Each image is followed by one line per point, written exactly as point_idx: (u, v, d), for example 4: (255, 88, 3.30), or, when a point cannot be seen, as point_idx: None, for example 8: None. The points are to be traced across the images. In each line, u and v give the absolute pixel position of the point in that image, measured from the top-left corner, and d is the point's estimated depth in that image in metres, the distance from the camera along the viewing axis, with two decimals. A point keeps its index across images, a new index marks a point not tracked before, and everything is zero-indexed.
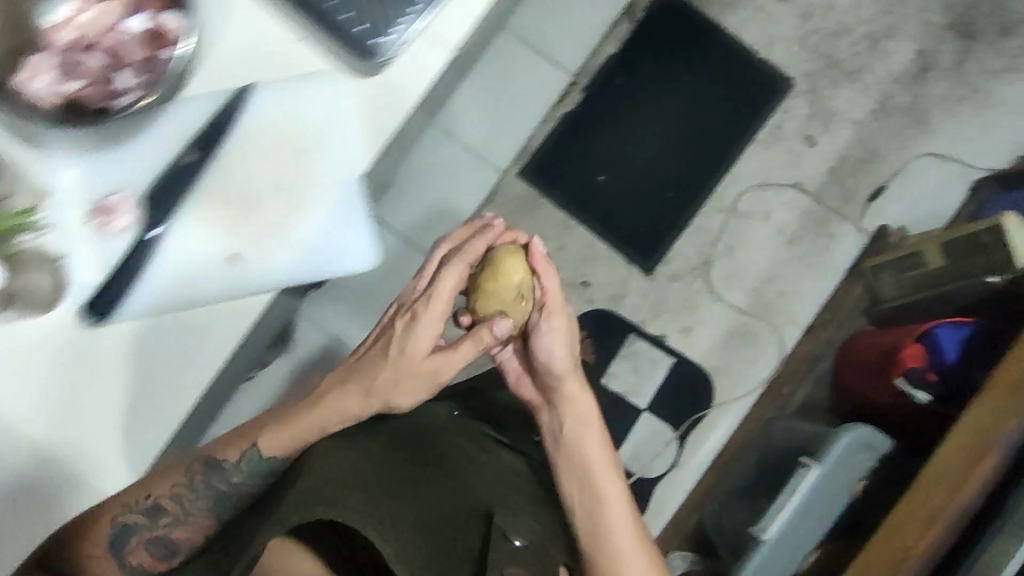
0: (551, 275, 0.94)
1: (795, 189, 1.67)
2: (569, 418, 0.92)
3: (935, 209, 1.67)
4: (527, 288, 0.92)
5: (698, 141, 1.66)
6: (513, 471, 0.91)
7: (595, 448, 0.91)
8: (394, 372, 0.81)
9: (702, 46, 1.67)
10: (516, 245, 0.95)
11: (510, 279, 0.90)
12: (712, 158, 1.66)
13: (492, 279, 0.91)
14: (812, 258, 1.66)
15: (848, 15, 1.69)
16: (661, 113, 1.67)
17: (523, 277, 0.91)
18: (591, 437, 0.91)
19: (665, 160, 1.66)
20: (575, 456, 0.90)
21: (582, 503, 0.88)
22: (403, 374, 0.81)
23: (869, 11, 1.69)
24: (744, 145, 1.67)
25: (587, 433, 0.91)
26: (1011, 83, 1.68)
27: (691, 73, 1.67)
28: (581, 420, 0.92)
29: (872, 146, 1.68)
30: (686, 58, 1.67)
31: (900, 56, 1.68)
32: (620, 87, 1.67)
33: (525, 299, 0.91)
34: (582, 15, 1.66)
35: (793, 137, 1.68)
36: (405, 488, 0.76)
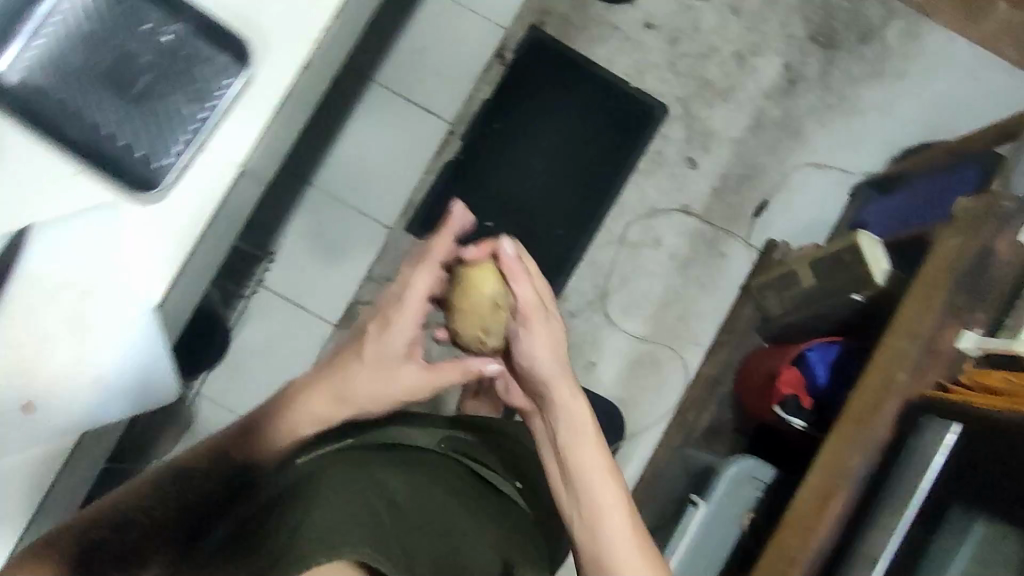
0: (525, 279, 0.92)
1: (682, 212, 1.69)
2: (561, 425, 0.90)
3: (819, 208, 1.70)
4: (499, 295, 0.92)
5: (583, 164, 1.66)
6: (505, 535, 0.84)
7: (590, 449, 0.88)
8: (373, 392, 0.88)
9: (563, 63, 1.67)
10: (490, 255, 0.93)
11: (482, 292, 0.92)
12: (592, 176, 1.66)
13: (465, 294, 0.93)
14: (706, 274, 1.68)
15: (713, 36, 1.71)
16: (540, 141, 1.65)
17: (497, 291, 0.92)
18: (582, 446, 0.88)
19: (551, 188, 1.65)
20: (578, 479, 0.86)
21: (580, 515, 0.85)
22: (388, 386, 0.88)
23: (732, 24, 1.71)
24: (621, 165, 1.68)
25: (575, 435, 0.89)
26: (873, 75, 1.74)
27: (563, 97, 1.67)
28: (570, 417, 0.90)
29: (751, 161, 1.70)
30: (552, 83, 1.67)
31: (765, 65, 1.71)
32: (502, 120, 1.65)
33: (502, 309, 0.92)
34: (450, 58, 1.66)
35: (675, 161, 1.69)
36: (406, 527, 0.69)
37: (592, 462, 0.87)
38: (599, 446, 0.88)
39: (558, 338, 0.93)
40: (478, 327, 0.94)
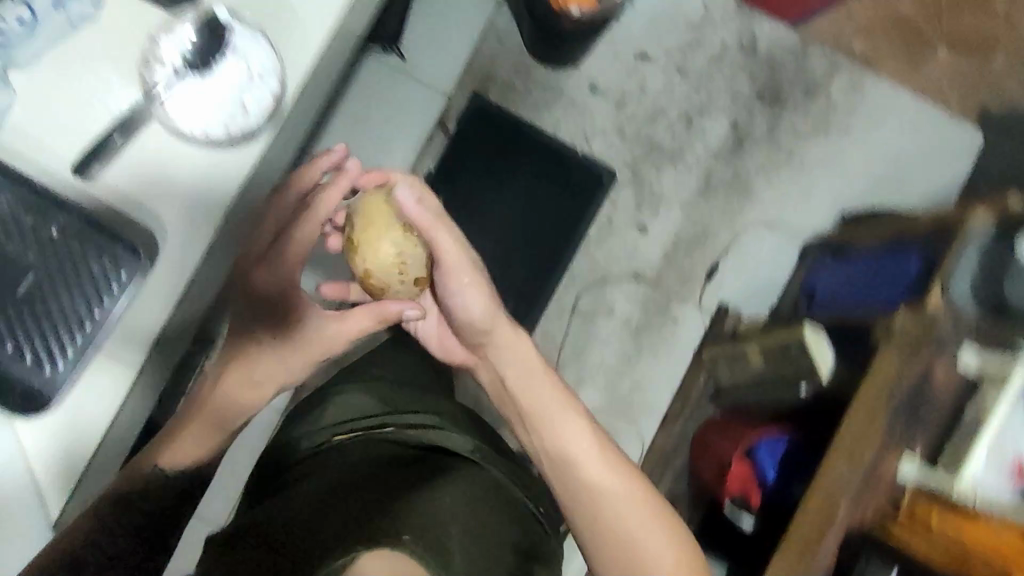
0: (443, 232, 0.94)
1: (634, 280, 1.67)
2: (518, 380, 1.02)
3: (771, 269, 1.69)
4: (409, 242, 0.92)
5: (530, 230, 1.62)
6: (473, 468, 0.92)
7: (542, 385, 1.01)
8: (281, 356, 0.95)
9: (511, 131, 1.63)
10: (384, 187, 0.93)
11: (386, 231, 0.91)
12: (541, 243, 1.62)
13: (367, 233, 0.92)
14: (662, 341, 1.66)
15: (660, 99, 1.69)
16: (489, 207, 1.60)
17: (395, 236, 0.91)
18: (534, 383, 1.01)
19: (502, 258, 1.59)
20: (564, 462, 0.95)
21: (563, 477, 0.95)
22: (297, 360, 0.95)
23: (677, 85, 1.69)
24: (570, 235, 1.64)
25: (540, 391, 1.00)
26: (818, 131, 1.73)
27: (512, 166, 1.62)
28: (514, 348, 1.03)
29: (701, 224, 1.69)
30: (501, 147, 1.63)
31: (713, 124, 1.70)
32: (450, 187, 1.59)
33: (412, 256, 0.91)
34: (396, 123, 1.52)
35: (626, 227, 1.67)
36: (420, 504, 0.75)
37: (561, 416, 0.98)
38: (573, 407, 0.99)
39: (482, 284, 1.00)
40: (385, 261, 0.91)
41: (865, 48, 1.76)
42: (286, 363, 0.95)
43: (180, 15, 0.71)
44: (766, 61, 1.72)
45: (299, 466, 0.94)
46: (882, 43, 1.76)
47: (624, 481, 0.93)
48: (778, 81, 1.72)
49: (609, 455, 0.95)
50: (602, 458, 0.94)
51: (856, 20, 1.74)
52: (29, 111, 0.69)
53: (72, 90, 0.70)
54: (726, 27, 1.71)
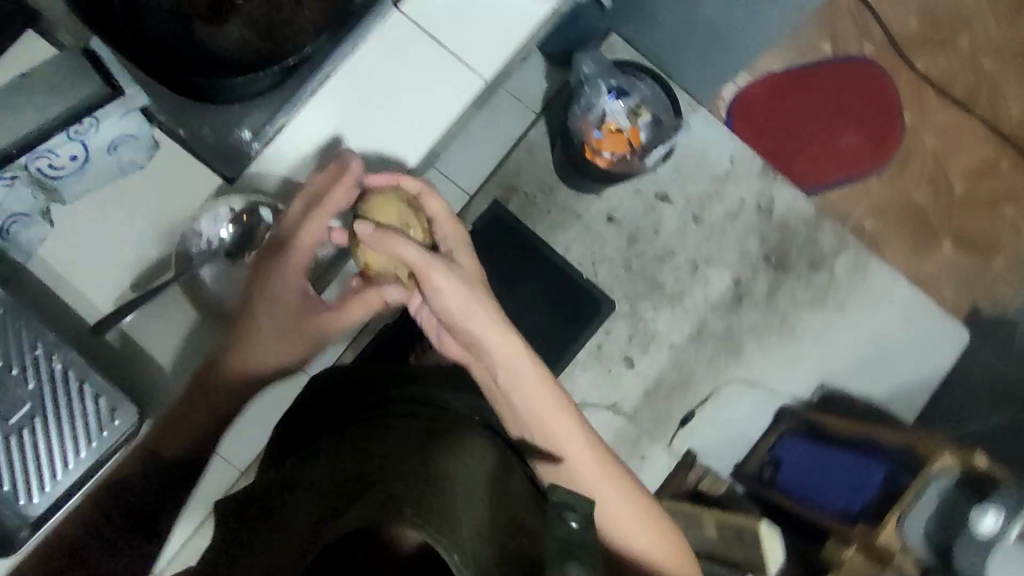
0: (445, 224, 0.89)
1: (610, 410, 1.69)
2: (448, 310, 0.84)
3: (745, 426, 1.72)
4: (410, 219, 0.86)
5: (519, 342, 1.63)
6: (460, 415, 0.72)
7: (483, 323, 0.84)
8: (283, 334, 0.85)
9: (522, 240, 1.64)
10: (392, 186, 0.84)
11: (393, 212, 0.84)
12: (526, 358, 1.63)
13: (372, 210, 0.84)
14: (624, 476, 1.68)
15: (671, 240, 1.73)
16: None
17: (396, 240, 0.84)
18: (476, 319, 0.84)
19: None
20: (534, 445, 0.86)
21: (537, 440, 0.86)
22: (273, 344, 0.85)
23: (690, 231, 1.74)
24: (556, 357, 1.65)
25: (480, 329, 0.84)
26: (816, 301, 1.77)
27: (515, 276, 1.63)
28: (469, 305, 0.83)
29: (684, 370, 1.72)
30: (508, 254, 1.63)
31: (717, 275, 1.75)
32: None
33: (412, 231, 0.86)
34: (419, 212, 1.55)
35: (613, 357, 1.70)
36: (407, 459, 0.60)
37: (508, 354, 0.85)
38: (513, 334, 0.85)
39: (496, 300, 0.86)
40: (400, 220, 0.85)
41: (874, 227, 1.88)
42: (269, 346, 0.85)
43: (221, 206, 0.80)
44: (777, 226, 1.77)
45: (276, 444, 0.89)
46: (881, 237, 1.88)
47: (614, 481, 0.88)
48: (786, 247, 1.78)
49: (571, 410, 0.88)
50: (555, 408, 0.87)
51: (872, 199, 1.88)
52: (59, 243, 0.77)
53: (101, 232, 0.78)
54: (747, 186, 1.76)
